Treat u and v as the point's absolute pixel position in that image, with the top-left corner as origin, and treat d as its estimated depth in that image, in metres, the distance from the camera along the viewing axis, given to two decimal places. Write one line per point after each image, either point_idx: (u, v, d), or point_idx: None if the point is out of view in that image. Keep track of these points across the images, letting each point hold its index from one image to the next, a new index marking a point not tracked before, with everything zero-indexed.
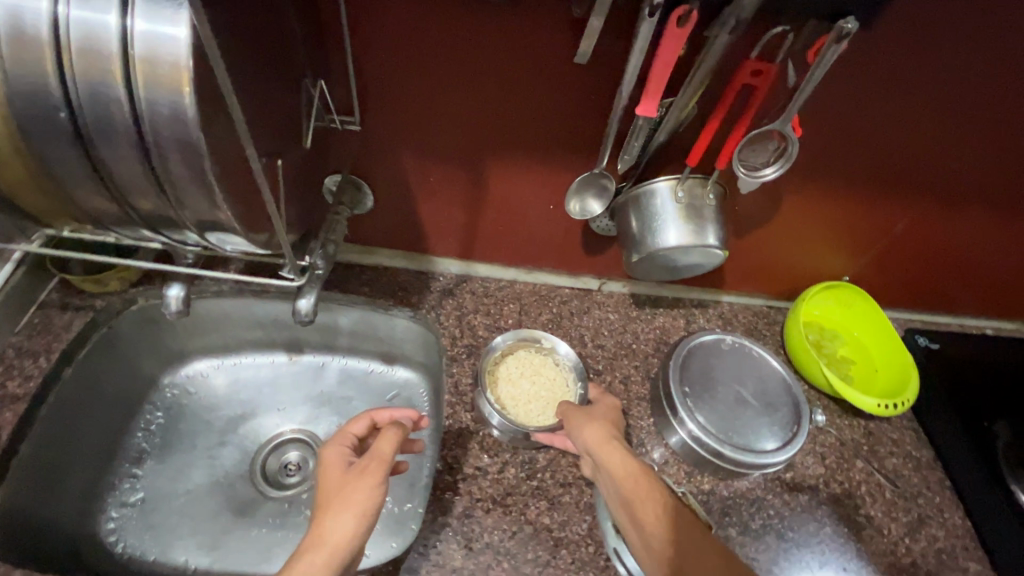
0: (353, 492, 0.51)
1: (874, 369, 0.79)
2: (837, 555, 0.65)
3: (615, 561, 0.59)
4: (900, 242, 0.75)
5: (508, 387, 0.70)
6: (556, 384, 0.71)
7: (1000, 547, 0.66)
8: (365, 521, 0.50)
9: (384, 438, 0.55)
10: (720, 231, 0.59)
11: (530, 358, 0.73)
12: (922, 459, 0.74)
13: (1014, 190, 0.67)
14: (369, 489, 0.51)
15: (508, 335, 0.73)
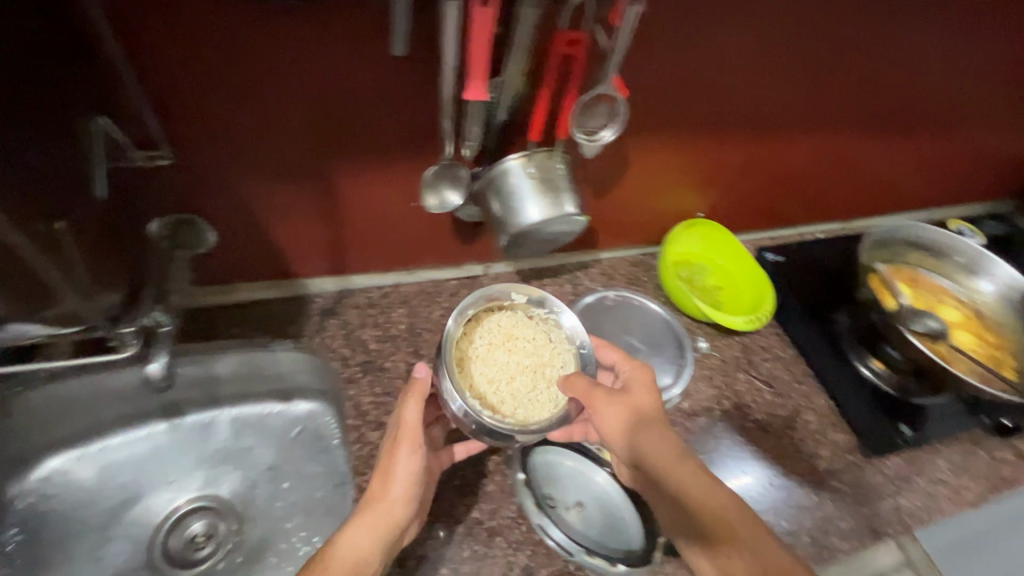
0: (399, 461, 0.55)
1: (740, 290, 0.87)
2: (738, 461, 0.73)
3: (545, 537, 0.60)
4: (737, 172, 0.82)
5: (481, 363, 0.63)
6: (534, 346, 0.64)
7: (856, 415, 0.76)
8: (413, 483, 0.55)
9: (406, 406, 0.57)
10: (576, 198, 0.61)
11: (500, 322, 0.65)
12: (788, 357, 0.84)
13: (813, 108, 0.76)
14: (409, 457, 0.55)
15: (474, 297, 0.63)
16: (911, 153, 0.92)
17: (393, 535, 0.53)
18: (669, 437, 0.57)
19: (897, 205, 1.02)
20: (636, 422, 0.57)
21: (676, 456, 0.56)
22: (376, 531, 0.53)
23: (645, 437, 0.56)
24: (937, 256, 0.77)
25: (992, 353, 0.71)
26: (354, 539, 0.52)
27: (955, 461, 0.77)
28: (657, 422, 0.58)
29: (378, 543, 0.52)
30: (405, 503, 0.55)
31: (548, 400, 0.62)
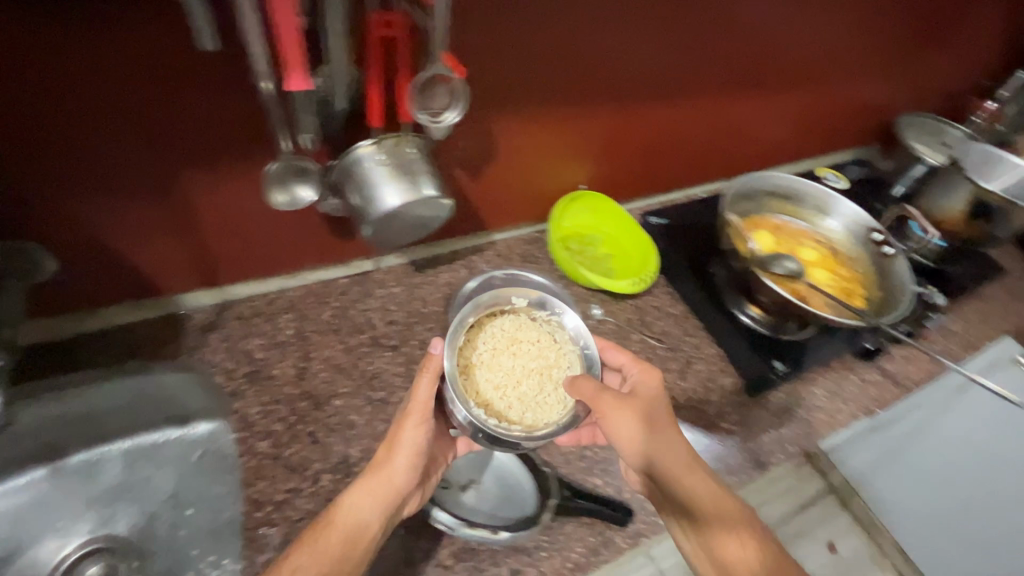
0: (405, 433, 0.57)
1: (628, 255, 0.91)
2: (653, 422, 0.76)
3: (433, 519, 0.60)
4: (608, 139, 0.85)
5: (484, 371, 0.64)
6: (539, 348, 0.66)
7: (738, 358, 0.82)
8: (415, 458, 0.57)
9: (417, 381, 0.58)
10: (435, 180, 0.61)
11: (502, 326, 0.67)
12: (678, 313, 0.89)
13: (663, 70, 0.79)
14: (415, 430, 0.57)
15: (473, 304, 0.66)
16: (770, 112, 0.98)
17: (391, 507, 0.55)
18: (679, 439, 0.60)
19: (768, 161, 1.09)
20: (649, 426, 0.60)
21: (685, 458, 0.59)
22: (375, 500, 0.55)
23: (660, 440, 0.59)
24: (797, 203, 0.84)
25: (847, 286, 0.77)
26: (354, 506, 0.54)
27: (828, 388, 0.84)
28: (666, 425, 0.61)
29: (378, 512, 0.55)
30: (407, 475, 0.57)
31: (555, 402, 0.63)
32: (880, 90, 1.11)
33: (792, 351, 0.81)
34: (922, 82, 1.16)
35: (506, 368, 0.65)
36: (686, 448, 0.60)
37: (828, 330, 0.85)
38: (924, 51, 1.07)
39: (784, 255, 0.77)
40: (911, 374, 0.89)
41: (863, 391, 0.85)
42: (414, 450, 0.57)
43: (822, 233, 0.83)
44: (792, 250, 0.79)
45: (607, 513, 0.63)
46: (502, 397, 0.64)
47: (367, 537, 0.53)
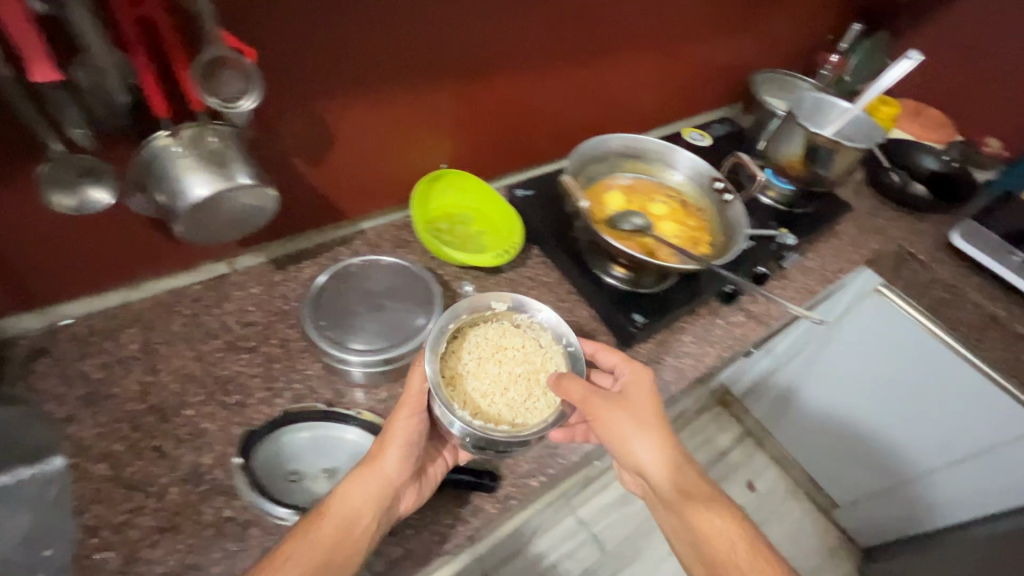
0: (398, 426, 0.61)
1: (497, 228, 0.91)
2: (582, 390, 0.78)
3: (269, 510, 0.59)
4: (460, 118, 0.85)
5: (470, 378, 0.69)
6: (523, 352, 0.72)
7: (604, 315, 0.83)
8: (408, 447, 0.60)
9: (412, 374, 0.63)
10: (249, 165, 0.58)
11: (485, 335, 0.72)
12: (551, 281, 0.91)
13: (502, 44, 0.79)
14: (407, 421, 0.61)
15: (455, 311, 0.70)
16: (625, 79, 1.01)
17: (384, 498, 0.58)
18: (667, 434, 0.66)
19: (635, 126, 1.13)
20: (642, 426, 0.65)
21: (672, 453, 0.66)
22: (370, 489, 0.58)
23: (647, 438, 0.65)
24: (649, 162, 0.87)
25: (694, 237, 0.81)
26: (350, 495, 0.57)
27: (695, 335, 0.89)
28: (655, 421, 0.67)
29: (371, 503, 0.58)
30: (400, 467, 0.60)
31: (544, 405, 0.68)
32: (730, 50, 1.17)
33: (653, 300, 0.83)
34: (769, 40, 1.23)
35: (492, 374, 0.70)
36: (672, 442, 0.66)
37: (691, 277, 0.87)
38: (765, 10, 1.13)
39: (633, 213, 0.80)
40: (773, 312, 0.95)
41: (729, 334, 0.90)
42: (405, 442, 0.60)
43: (674, 188, 0.87)
44: (644, 208, 0.83)
45: (475, 485, 0.64)
46: (491, 402, 0.68)
47: (360, 528, 0.56)
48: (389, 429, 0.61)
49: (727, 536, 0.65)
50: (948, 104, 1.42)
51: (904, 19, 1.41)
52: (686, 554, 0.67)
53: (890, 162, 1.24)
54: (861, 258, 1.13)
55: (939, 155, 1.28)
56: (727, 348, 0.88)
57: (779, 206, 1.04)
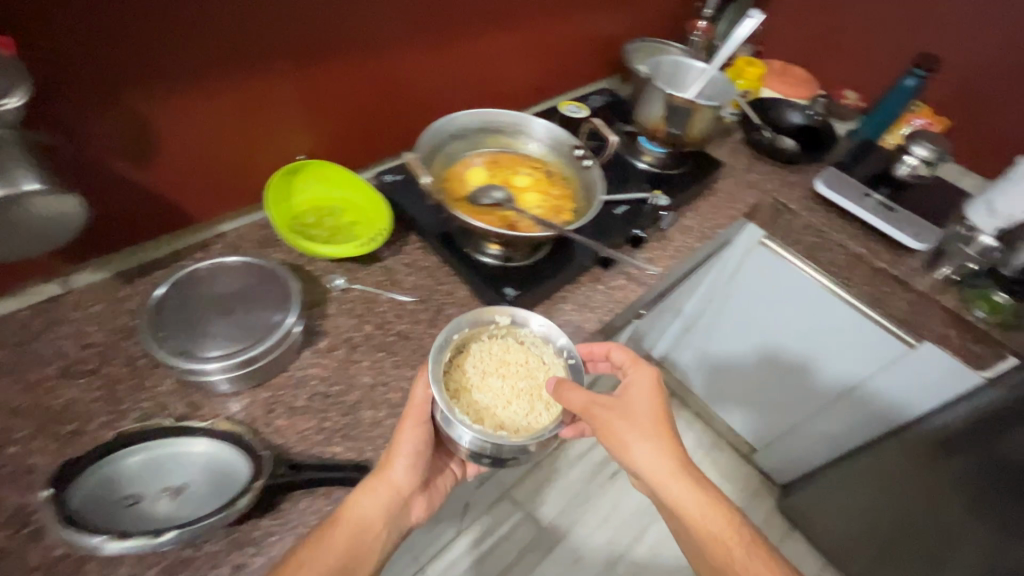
0: (405, 435, 0.63)
1: (367, 214, 0.88)
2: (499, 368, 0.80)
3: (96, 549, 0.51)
4: (309, 107, 0.82)
5: (475, 392, 0.71)
6: (527, 368, 0.74)
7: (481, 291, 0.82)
8: (415, 457, 0.63)
9: (415, 385, 0.65)
10: (38, 170, 0.53)
11: (490, 350, 0.75)
12: (429, 265, 0.89)
13: (337, 26, 0.77)
14: (412, 430, 0.64)
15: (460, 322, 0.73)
16: (488, 56, 1.01)
17: (393, 506, 0.62)
18: (668, 438, 0.69)
19: (510, 104, 1.14)
20: (640, 431, 0.68)
21: (669, 456, 0.68)
22: (380, 499, 0.61)
23: (649, 443, 0.68)
24: (512, 136, 0.87)
25: (557, 205, 0.81)
26: (362, 506, 0.60)
27: (576, 302, 0.90)
28: (652, 423, 0.69)
29: (383, 510, 0.62)
30: (409, 475, 0.63)
31: (544, 418, 0.70)
32: (597, 20, 1.18)
33: (524, 276, 0.83)
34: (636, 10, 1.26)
35: (496, 386, 0.72)
36: (674, 445, 0.69)
37: (562, 252, 0.88)
38: None
39: (494, 188, 0.79)
40: (652, 272, 0.98)
41: (610, 298, 0.92)
42: (416, 449, 0.63)
43: (539, 158, 0.87)
44: (507, 182, 0.83)
45: (340, 480, 0.62)
46: (494, 415, 0.70)
47: (373, 536, 0.60)
48: (399, 435, 0.63)
49: (722, 534, 0.67)
50: (810, 62, 1.51)
51: None
52: (692, 553, 0.70)
53: (760, 119, 1.31)
54: (737, 212, 1.18)
55: (804, 109, 1.36)
56: (608, 312, 0.90)
57: (654, 169, 1.08)
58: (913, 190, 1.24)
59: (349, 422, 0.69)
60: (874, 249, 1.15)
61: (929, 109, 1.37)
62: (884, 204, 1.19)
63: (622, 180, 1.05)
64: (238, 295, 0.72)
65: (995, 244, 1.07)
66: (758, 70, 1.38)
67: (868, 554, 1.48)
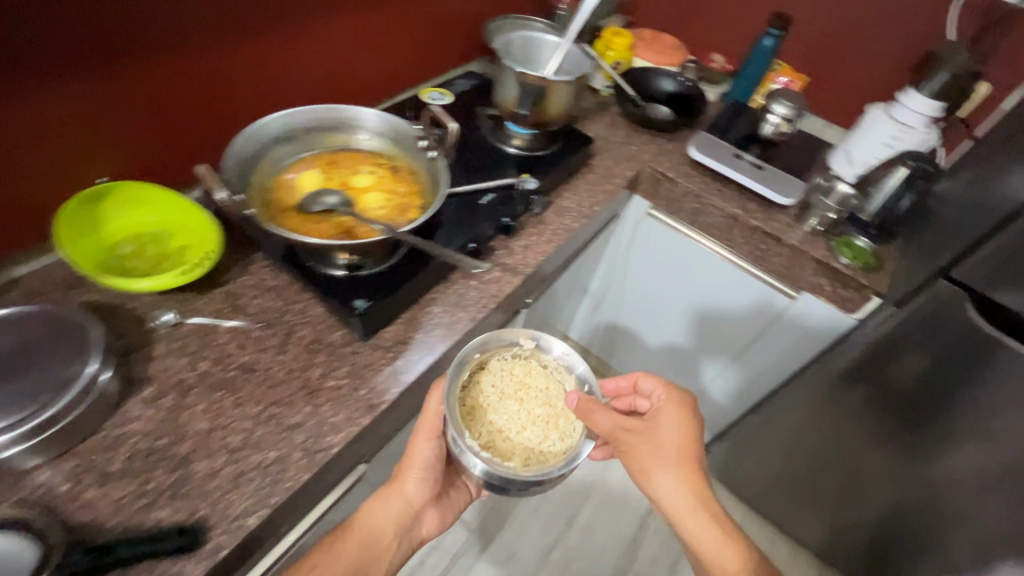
0: (420, 446, 0.80)
1: (194, 232, 0.79)
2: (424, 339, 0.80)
3: None
4: (98, 120, 0.73)
5: (494, 413, 0.77)
6: (545, 393, 0.80)
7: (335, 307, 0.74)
8: (423, 469, 0.82)
9: (431, 402, 0.77)
10: None
11: (510, 372, 0.80)
12: (278, 283, 0.81)
13: (111, 26, 0.68)
14: (426, 443, 0.80)
15: (483, 345, 0.80)
16: (304, 40, 0.92)
17: (403, 515, 0.81)
18: (689, 468, 0.77)
19: (347, 90, 1.05)
20: (665, 462, 0.76)
21: (686, 487, 0.76)
22: (388, 505, 0.81)
23: (671, 474, 0.76)
24: (350, 130, 0.80)
25: (402, 203, 0.75)
26: (377, 512, 0.80)
27: (446, 302, 0.85)
28: (678, 459, 0.77)
29: (392, 522, 0.81)
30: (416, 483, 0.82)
31: (555, 445, 0.76)
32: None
33: (376, 284, 0.77)
34: None
35: (514, 410, 0.78)
36: (695, 478, 0.77)
37: (420, 252, 0.82)
38: None
39: (327, 191, 0.72)
40: (528, 260, 0.94)
41: (484, 293, 0.87)
42: (424, 462, 0.81)
43: (384, 152, 0.81)
44: (346, 183, 0.76)
45: (158, 549, 0.54)
46: (508, 438, 0.76)
47: (381, 542, 0.79)
48: (415, 445, 0.80)
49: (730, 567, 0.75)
50: (679, 28, 1.52)
51: None
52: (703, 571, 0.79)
53: (631, 91, 1.31)
54: (617, 187, 1.17)
55: (674, 76, 1.37)
56: (482, 308, 0.85)
57: (524, 152, 1.04)
58: (780, 148, 1.28)
59: (177, 479, 0.60)
60: (749, 209, 1.18)
61: (789, 66, 1.42)
62: (754, 163, 1.21)
63: (489, 167, 1.00)
64: (17, 354, 0.61)
65: (854, 192, 1.17)
66: (625, 40, 1.36)
67: (784, 497, 1.56)
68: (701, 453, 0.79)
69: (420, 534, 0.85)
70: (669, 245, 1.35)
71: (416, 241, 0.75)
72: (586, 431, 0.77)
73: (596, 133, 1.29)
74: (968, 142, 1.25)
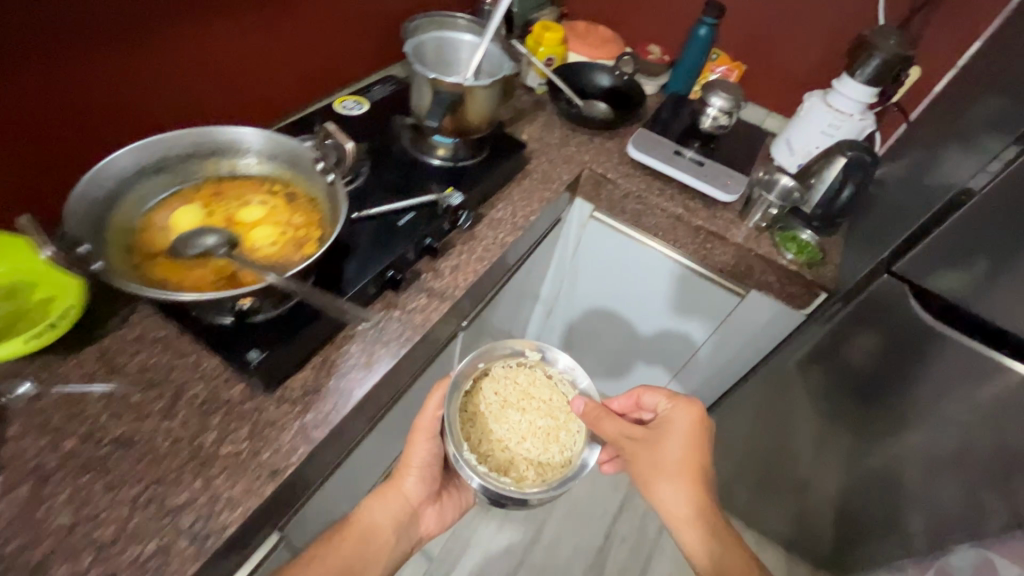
0: (417, 447, 0.88)
1: (53, 278, 0.67)
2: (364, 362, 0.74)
3: None
4: None
5: (493, 422, 0.83)
6: (545, 404, 0.84)
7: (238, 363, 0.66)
8: (422, 469, 0.91)
9: (432, 405, 0.84)
10: None
11: (513, 380, 0.85)
12: (166, 334, 0.70)
13: None
14: (427, 443, 0.87)
15: (487, 355, 0.85)
16: (175, 43, 0.78)
17: (400, 514, 0.89)
18: (690, 480, 0.77)
19: (241, 99, 0.93)
20: (665, 473, 0.77)
21: (685, 499, 0.77)
22: (387, 502, 0.90)
23: (673, 485, 0.77)
24: (235, 155, 0.70)
25: (297, 235, 0.66)
26: (376, 511, 0.88)
27: (365, 338, 0.76)
28: (679, 470, 0.77)
29: (389, 523, 0.89)
30: (415, 482, 0.91)
31: (550, 456, 0.80)
32: None
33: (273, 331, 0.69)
34: None
35: (514, 420, 0.83)
36: (694, 491, 0.77)
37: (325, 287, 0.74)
38: None
39: (206, 230, 0.63)
40: (456, 282, 0.87)
41: (407, 324, 0.80)
42: (421, 462, 0.89)
43: (279, 177, 0.71)
44: (232, 217, 0.66)
45: None
46: (506, 446, 0.81)
47: (379, 540, 0.87)
48: (413, 446, 0.88)
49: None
50: (614, 18, 1.46)
51: None
52: None
53: (566, 89, 1.24)
54: (554, 193, 1.10)
55: (610, 71, 1.32)
56: (406, 342, 0.77)
57: (449, 163, 0.96)
58: (721, 141, 1.24)
59: None
60: (692, 208, 1.13)
61: (725, 54, 1.38)
62: (694, 160, 1.17)
63: (410, 181, 0.91)
64: None
65: (795, 184, 1.09)
66: (556, 35, 1.28)
67: (748, 492, 1.55)
68: (707, 464, 0.79)
69: (417, 531, 0.93)
70: (615, 248, 1.30)
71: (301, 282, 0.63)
72: (584, 443, 0.81)
73: (531, 135, 1.21)
74: (903, 127, 1.24)
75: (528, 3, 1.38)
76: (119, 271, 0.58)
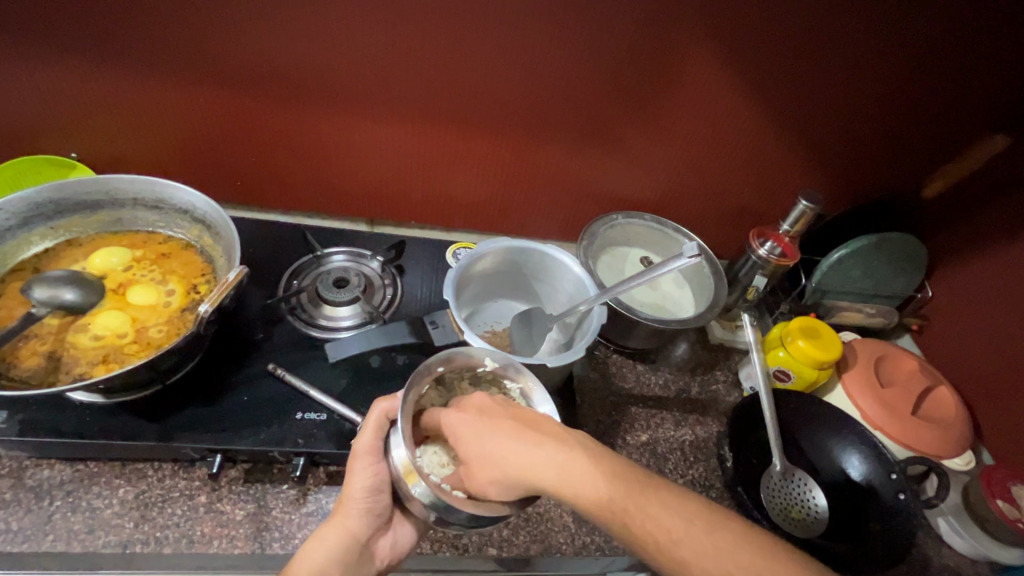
0: (356, 476, 0.52)
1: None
2: (191, 503, 0.59)
3: None
4: (127, 123, 0.75)
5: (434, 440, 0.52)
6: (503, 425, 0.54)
7: (22, 413, 0.57)
8: (378, 494, 0.53)
9: (362, 434, 0.52)
10: None
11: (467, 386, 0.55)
12: None
13: (149, 52, 0.67)
14: (367, 470, 0.52)
15: (446, 355, 0.51)
16: (335, 120, 0.76)
17: (352, 556, 0.52)
18: (512, 432, 0.42)
19: (377, 189, 0.86)
20: (486, 460, 0.42)
21: (532, 443, 0.41)
22: (336, 544, 0.51)
23: (494, 430, 0.43)
24: (212, 234, 0.62)
25: (124, 347, 0.54)
26: (310, 550, 0.50)
27: (141, 494, 0.59)
28: (495, 431, 0.43)
29: (338, 556, 0.51)
30: (365, 517, 0.53)
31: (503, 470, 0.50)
32: (557, 158, 0.82)
33: (43, 415, 0.57)
34: (646, 173, 0.85)
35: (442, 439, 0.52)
36: (526, 429, 0.42)
37: (143, 414, 0.58)
38: (615, 121, 0.77)
39: (80, 278, 0.57)
40: (295, 528, 0.59)
41: (188, 522, 0.58)
42: (364, 491, 0.52)
43: (214, 281, 0.61)
44: (126, 286, 0.59)
45: None
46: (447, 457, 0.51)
47: None
48: (348, 476, 0.53)
49: None
50: (991, 395, 0.78)
51: (948, 231, 0.86)
52: None
53: (772, 424, 0.70)
54: (572, 551, 0.64)
55: (881, 461, 0.68)
56: (150, 541, 0.56)
57: None
58: None
59: None
60: None
61: None
62: None
63: (385, 380, 0.66)
64: None
65: None
66: (814, 351, 0.74)
67: None
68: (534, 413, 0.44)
69: (380, 564, 0.54)
70: None
71: (53, 381, 0.51)
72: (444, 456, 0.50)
73: (655, 440, 0.77)
74: None
75: (842, 282, 0.86)
76: (30, 265, 0.59)
